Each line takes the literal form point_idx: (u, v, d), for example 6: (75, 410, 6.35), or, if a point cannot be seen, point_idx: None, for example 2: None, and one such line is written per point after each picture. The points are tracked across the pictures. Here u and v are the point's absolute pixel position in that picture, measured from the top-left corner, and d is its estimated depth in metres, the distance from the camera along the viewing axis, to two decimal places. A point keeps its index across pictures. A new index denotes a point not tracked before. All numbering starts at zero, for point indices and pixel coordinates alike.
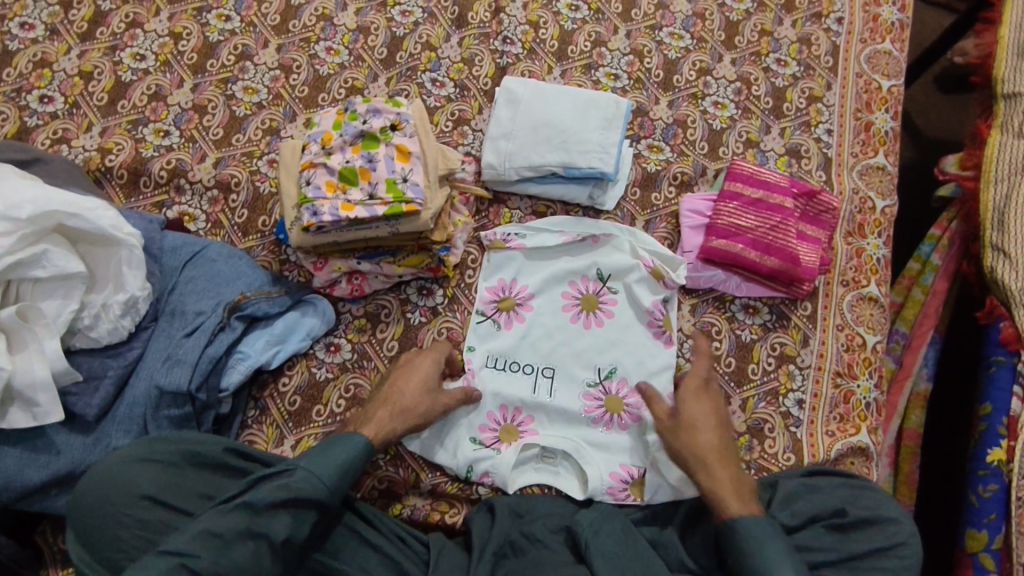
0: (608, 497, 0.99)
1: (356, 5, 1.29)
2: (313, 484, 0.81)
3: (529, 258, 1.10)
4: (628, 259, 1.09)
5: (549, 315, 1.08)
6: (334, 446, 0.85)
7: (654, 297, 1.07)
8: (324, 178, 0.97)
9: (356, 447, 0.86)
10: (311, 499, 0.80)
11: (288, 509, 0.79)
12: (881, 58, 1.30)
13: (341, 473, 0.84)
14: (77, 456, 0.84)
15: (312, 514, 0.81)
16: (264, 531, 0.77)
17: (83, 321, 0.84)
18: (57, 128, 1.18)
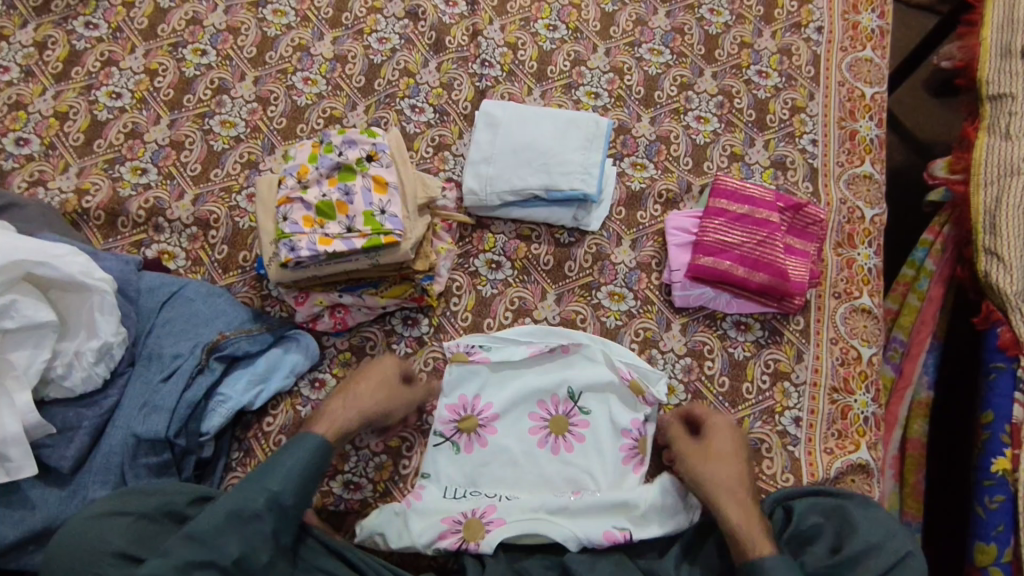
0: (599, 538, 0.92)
1: (332, 34, 1.28)
2: (263, 497, 0.80)
3: (494, 372, 1.04)
4: (603, 372, 1.04)
5: (516, 435, 1.02)
6: (289, 452, 0.84)
7: (630, 417, 1.02)
8: (302, 213, 0.96)
9: (310, 449, 0.85)
10: (262, 513, 0.80)
11: (241, 526, 0.79)
12: (862, 65, 1.29)
13: (295, 478, 0.83)
14: (54, 510, 0.82)
15: (268, 526, 0.80)
16: (216, 554, 0.76)
17: (56, 371, 0.82)
18: (33, 170, 1.17)
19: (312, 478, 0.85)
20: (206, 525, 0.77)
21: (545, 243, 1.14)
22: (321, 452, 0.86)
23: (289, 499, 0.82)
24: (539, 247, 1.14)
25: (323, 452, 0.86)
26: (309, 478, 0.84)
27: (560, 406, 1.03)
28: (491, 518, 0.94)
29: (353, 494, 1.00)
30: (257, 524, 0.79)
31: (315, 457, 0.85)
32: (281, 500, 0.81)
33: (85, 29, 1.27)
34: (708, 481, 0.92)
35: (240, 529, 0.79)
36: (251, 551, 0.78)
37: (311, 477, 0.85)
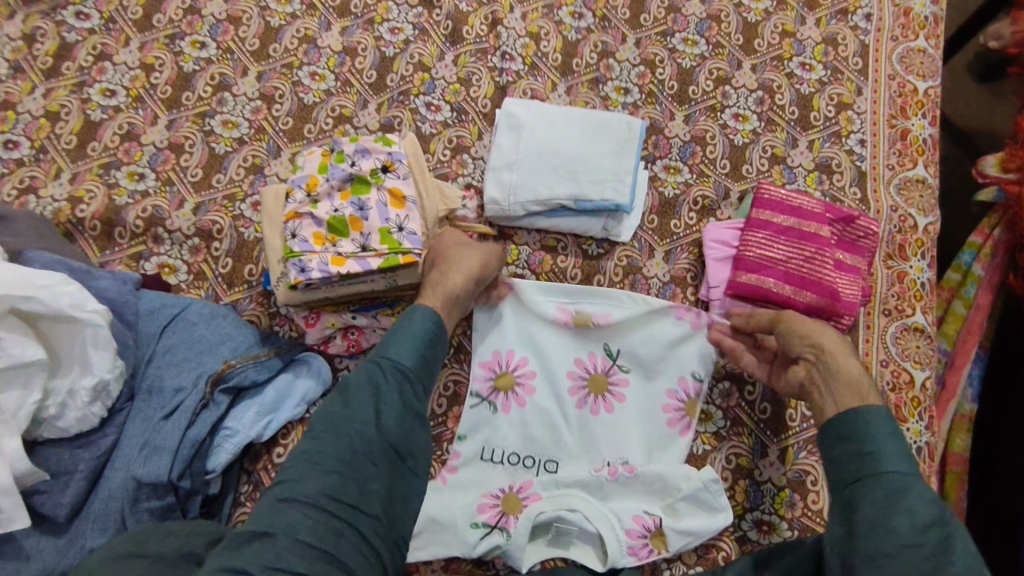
0: (631, 559, 0.90)
1: (340, 23, 1.19)
2: (383, 368, 0.78)
3: (532, 328, 1.03)
4: (648, 339, 1.01)
5: (553, 389, 1.00)
6: (400, 325, 0.81)
7: (675, 378, 1.00)
8: (312, 230, 0.88)
9: (420, 319, 0.82)
10: (384, 379, 0.77)
11: (374, 396, 0.76)
12: (915, 57, 1.18)
13: (413, 346, 0.80)
14: (50, 561, 0.75)
15: (397, 394, 0.77)
16: (354, 422, 0.74)
17: (48, 411, 0.75)
18: (24, 177, 1.09)
19: (431, 350, 0.81)
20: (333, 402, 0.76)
21: (572, 255, 1.07)
22: (434, 324, 0.82)
23: (410, 365, 0.79)
24: (566, 259, 1.06)
25: (436, 321, 0.82)
26: (425, 346, 0.80)
27: (596, 363, 1.01)
28: (529, 493, 0.93)
29: None
30: (384, 391, 0.76)
31: (425, 325, 0.82)
32: (403, 369, 0.78)
33: (75, 20, 1.18)
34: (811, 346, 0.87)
35: (373, 397, 0.76)
36: (387, 416, 0.75)
37: (427, 347, 0.81)
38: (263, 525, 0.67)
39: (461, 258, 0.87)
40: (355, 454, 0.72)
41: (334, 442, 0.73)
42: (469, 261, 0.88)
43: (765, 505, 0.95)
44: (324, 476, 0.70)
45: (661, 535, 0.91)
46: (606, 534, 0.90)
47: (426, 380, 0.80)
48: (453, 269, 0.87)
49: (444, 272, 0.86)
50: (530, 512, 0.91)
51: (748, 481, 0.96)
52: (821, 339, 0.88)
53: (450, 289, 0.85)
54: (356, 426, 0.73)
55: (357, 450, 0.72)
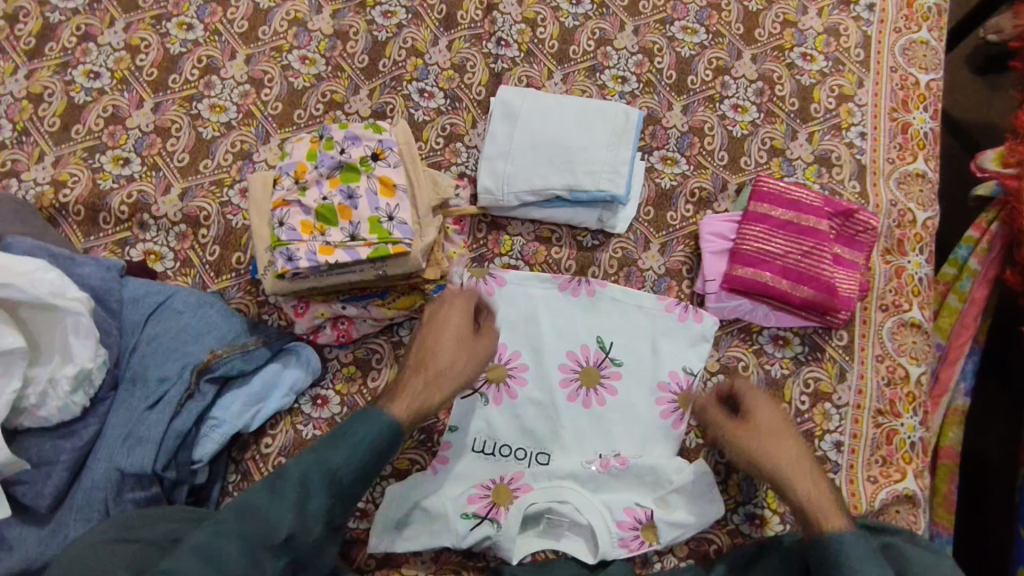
0: (622, 550, 0.90)
1: (331, 6, 1.16)
2: (319, 475, 0.76)
3: (521, 320, 1.01)
4: (637, 332, 1.01)
5: (545, 382, 0.98)
6: (355, 429, 0.78)
7: (667, 370, 0.99)
8: (300, 218, 0.86)
9: (376, 432, 0.78)
10: (316, 488, 0.76)
11: (298, 505, 0.75)
12: (917, 49, 1.17)
13: (358, 458, 0.77)
14: (32, 552, 0.74)
15: (322, 506, 0.76)
16: (264, 531, 0.73)
17: (28, 401, 0.73)
18: (6, 160, 1.06)
19: (376, 462, 0.79)
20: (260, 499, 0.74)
21: (566, 247, 1.05)
22: (389, 433, 0.79)
23: (347, 479, 0.77)
24: (560, 251, 1.05)
25: (392, 437, 0.79)
26: (371, 462, 0.78)
27: (591, 353, 1.00)
28: (519, 484, 0.92)
29: (360, 522, 0.92)
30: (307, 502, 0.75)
31: (378, 437, 0.79)
32: (338, 478, 0.77)
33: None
34: (778, 462, 0.85)
35: (297, 505, 0.75)
36: (301, 531, 0.74)
37: (373, 458, 0.78)
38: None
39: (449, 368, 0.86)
40: (254, 558, 0.72)
41: (236, 543, 0.71)
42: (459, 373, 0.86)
43: (758, 499, 0.94)
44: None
45: (652, 526, 0.91)
46: (596, 525, 0.90)
47: (362, 490, 0.79)
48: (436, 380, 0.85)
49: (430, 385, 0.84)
50: (522, 503, 0.90)
51: (742, 475, 0.95)
52: (771, 455, 0.85)
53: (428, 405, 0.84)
54: (265, 540, 0.72)
55: (258, 563, 0.71)
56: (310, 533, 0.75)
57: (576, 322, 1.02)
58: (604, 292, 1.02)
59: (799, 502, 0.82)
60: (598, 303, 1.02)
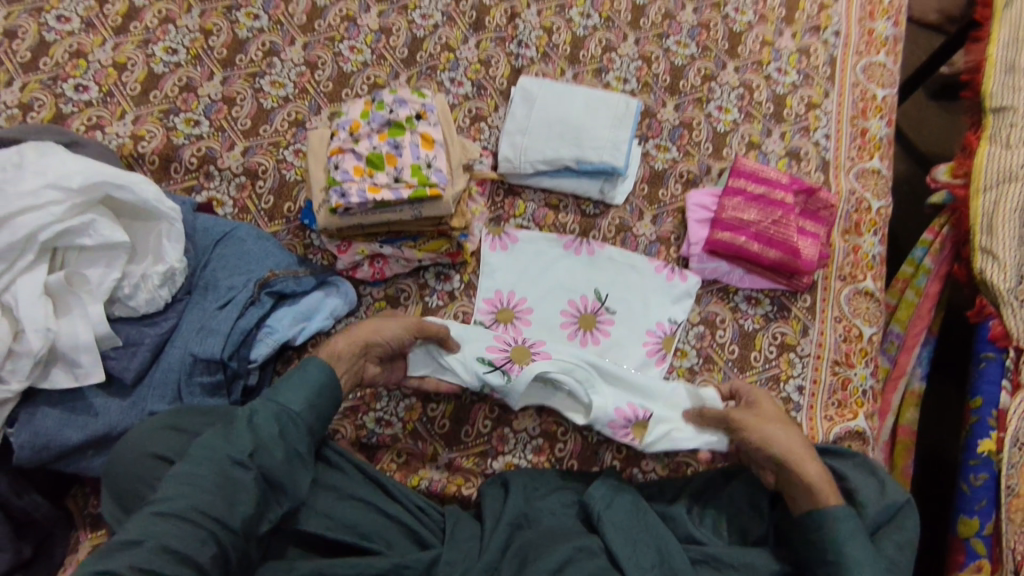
0: (608, 430, 1.03)
1: (378, 7, 1.36)
2: (272, 407, 0.84)
3: (529, 274, 1.16)
4: (629, 287, 1.17)
5: (548, 324, 1.14)
6: (295, 372, 0.88)
7: (655, 320, 1.15)
8: (352, 163, 1.02)
9: (315, 370, 0.88)
10: (266, 417, 0.82)
11: (252, 431, 0.81)
12: (875, 69, 1.37)
13: (303, 393, 0.86)
14: (115, 418, 0.88)
15: (275, 432, 0.82)
16: (229, 451, 0.79)
17: (123, 290, 0.88)
18: (92, 115, 1.23)
19: (319, 400, 0.87)
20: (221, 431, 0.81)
21: (572, 213, 1.22)
22: (325, 373, 0.89)
23: (296, 410, 0.85)
24: (566, 216, 1.21)
25: (329, 374, 0.89)
26: (313, 394, 0.87)
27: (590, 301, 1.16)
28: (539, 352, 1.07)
29: (384, 429, 1.06)
30: (261, 427, 0.81)
31: (319, 378, 0.88)
32: (287, 411, 0.84)
33: None
34: (785, 447, 0.92)
35: (250, 429, 0.81)
36: (263, 451, 0.80)
37: (316, 396, 0.87)
38: (135, 533, 0.71)
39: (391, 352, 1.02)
40: (227, 475, 0.77)
41: (207, 466, 0.77)
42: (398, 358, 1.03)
43: None
44: (197, 492, 0.75)
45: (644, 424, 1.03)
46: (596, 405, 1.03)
47: (311, 426, 0.86)
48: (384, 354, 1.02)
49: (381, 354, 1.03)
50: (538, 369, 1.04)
51: None
52: (775, 447, 0.92)
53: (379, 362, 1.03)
54: (230, 453, 0.78)
55: (228, 477, 0.77)
56: (274, 453, 0.81)
57: (577, 276, 1.17)
58: (602, 253, 1.18)
59: (807, 480, 0.90)
60: (596, 261, 1.18)
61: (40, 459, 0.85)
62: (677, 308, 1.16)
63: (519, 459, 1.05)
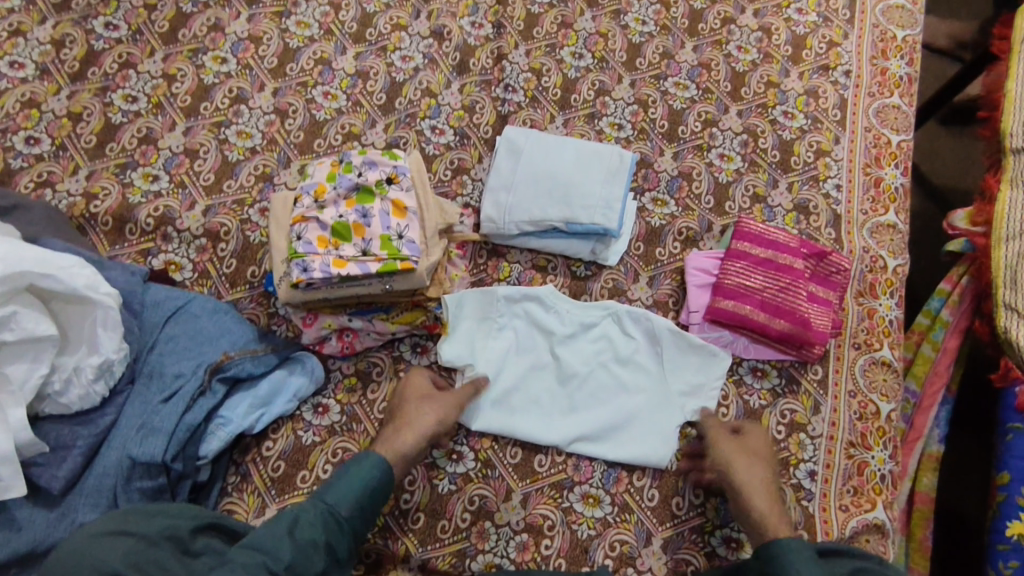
0: (668, 388, 1.04)
1: (355, 49, 1.27)
2: (321, 508, 0.82)
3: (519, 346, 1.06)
4: (628, 357, 1.05)
5: (545, 412, 1.03)
6: (348, 468, 0.87)
7: (661, 396, 1.04)
8: (316, 233, 0.93)
9: (368, 465, 0.87)
10: (312, 520, 0.80)
11: (294, 535, 0.78)
12: (889, 112, 1.26)
13: (354, 492, 0.85)
14: (40, 533, 0.78)
15: (319, 537, 0.80)
16: (267, 558, 0.75)
17: (53, 386, 0.79)
18: (42, 171, 1.14)
19: (367, 502, 0.86)
20: (263, 533, 0.77)
21: (561, 275, 1.12)
22: (381, 473, 0.88)
23: (344, 513, 0.83)
24: (555, 279, 1.12)
25: (384, 475, 0.87)
26: (364, 494, 0.85)
27: (593, 383, 1.04)
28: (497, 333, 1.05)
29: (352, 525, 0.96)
30: (307, 534, 0.79)
31: (371, 478, 0.87)
32: (335, 515, 0.82)
33: (105, 30, 1.26)
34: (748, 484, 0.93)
35: (291, 534, 0.78)
36: (304, 559, 0.77)
37: (366, 496, 0.86)
38: None
39: (416, 409, 0.95)
40: None
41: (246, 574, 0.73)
42: (425, 419, 0.94)
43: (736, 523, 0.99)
44: None
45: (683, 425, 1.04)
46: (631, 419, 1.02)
47: (356, 530, 0.84)
48: (400, 428, 0.93)
49: (396, 433, 0.93)
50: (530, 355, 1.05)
51: (720, 500, 1.00)
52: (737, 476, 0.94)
53: (404, 452, 0.92)
54: (268, 563, 0.74)
55: None
56: (315, 564, 0.78)
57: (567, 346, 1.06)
58: (597, 319, 1.06)
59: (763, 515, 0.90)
60: (591, 329, 1.06)
61: None
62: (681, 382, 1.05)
63: (500, 558, 0.96)
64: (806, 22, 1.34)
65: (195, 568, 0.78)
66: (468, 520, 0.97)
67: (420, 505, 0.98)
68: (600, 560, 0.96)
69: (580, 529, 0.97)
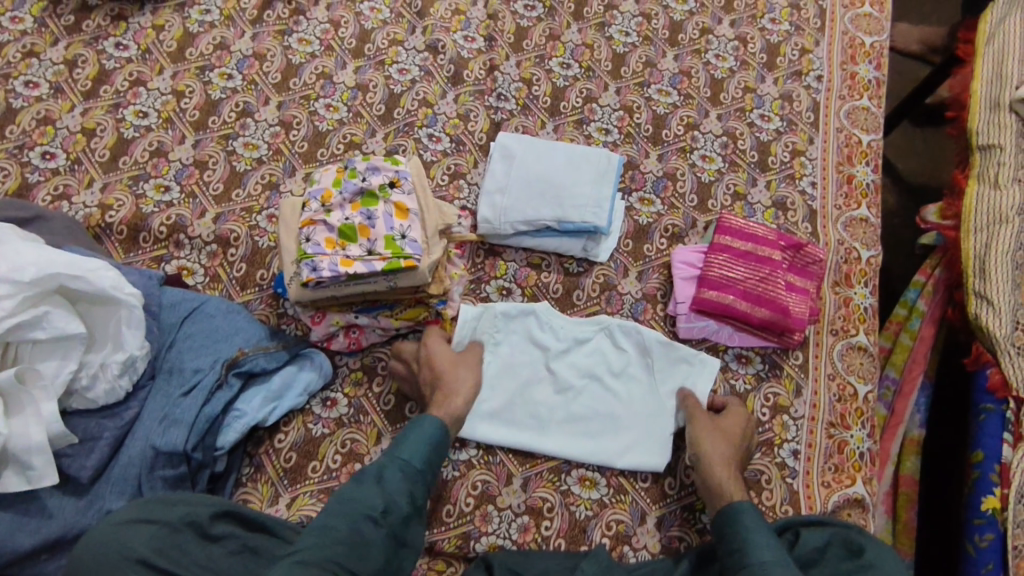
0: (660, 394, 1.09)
1: (354, 64, 1.33)
2: (396, 465, 0.90)
3: (515, 359, 1.11)
4: (619, 366, 1.10)
5: (542, 425, 1.07)
6: (411, 430, 0.95)
7: (654, 401, 1.09)
8: (324, 235, 0.99)
9: (429, 427, 0.95)
10: (393, 475, 0.89)
11: (380, 486, 0.88)
12: (860, 114, 1.34)
13: (422, 448, 0.93)
14: (70, 520, 0.84)
15: (401, 488, 0.89)
16: (363, 506, 0.85)
17: (81, 382, 0.85)
18: (59, 184, 1.20)
19: (435, 455, 0.94)
20: (353, 487, 0.87)
21: (555, 272, 1.18)
22: (440, 432, 0.96)
23: (418, 466, 0.91)
24: (549, 276, 1.18)
25: (442, 433, 0.96)
26: (431, 449, 0.93)
27: (588, 394, 1.09)
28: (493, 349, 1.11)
29: None
30: (389, 486, 0.88)
31: (433, 436, 0.95)
32: (410, 468, 0.91)
33: (114, 50, 1.32)
34: (713, 456, 0.99)
35: (379, 485, 0.88)
36: (392, 507, 0.86)
37: (433, 453, 0.94)
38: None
39: (449, 374, 1.02)
40: (357, 528, 0.83)
41: (343, 519, 0.83)
42: (464, 383, 1.02)
43: None
44: (333, 546, 0.80)
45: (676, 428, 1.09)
46: (627, 424, 1.07)
47: (430, 480, 0.92)
48: (446, 391, 1.00)
49: (446, 398, 1.00)
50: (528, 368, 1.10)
51: None
52: (703, 449, 1.00)
53: (454, 411, 0.99)
54: (364, 509, 0.84)
55: (363, 530, 0.83)
56: (401, 509, 0.87)
57: (562, 358, 1.10)
58: (590, 332, 1.11)
59: (715, 482, 0.97)
60: (585, 342, 1.11)
61: None
62: (671, 388, 1.10)
63: (503, 539, 1.01)
64: (779, 30, 1.42)
65: (214, 552, 0.82)
66: (471, 505, 1.03)
67: None
68: (597, 538, 1.02)
69: (578, 509, 1.03)
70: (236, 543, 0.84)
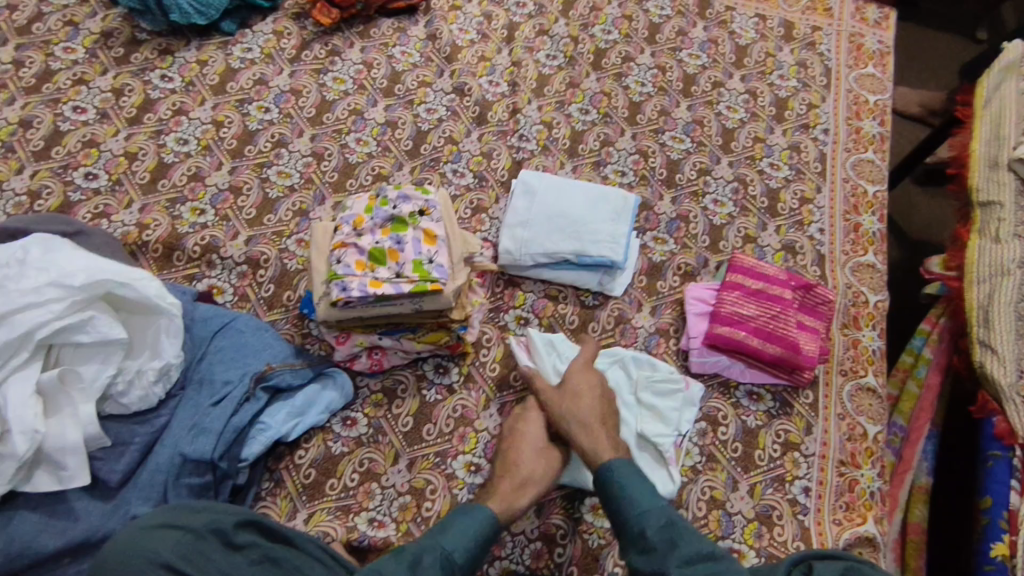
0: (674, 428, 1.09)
1: (385, 102, 1.41)
2: (437, 555, 0.86)
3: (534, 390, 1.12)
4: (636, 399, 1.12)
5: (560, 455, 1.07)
6: (461, 516, 0.90)
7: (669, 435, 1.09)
8: (355, 258, 1.03)
9: (479, 517, 0.90)
10: (431, 565, 0.85)
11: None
12: (865, 166, 1.40)
13: (468, 540, 0.88)
14: (96, 523, 0.85)
15: None
16: None
17: (117, 387, 0.88)
18: (99, 204, 1.25)
19: (479, 549, 0.89)
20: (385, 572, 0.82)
21: (571, 304, 1.22)
22: (491, 524, 0.91)
23: (458, 559, 0.87)
24: (566, 307, 1.22)
25: (492, 524, 0.91)
26: (477, 544, 0.88)
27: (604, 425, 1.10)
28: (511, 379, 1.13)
29: (377, 531, 0.98)
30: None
31: (481, 521, 0.90)
32: (450, 560, 0.86)
33: (160, 81, 1.40)
34: (576, 417, 1.02)
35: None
36: None
37: (478, 545, 0.89)
38: None
39: (531, 467, 0.99)
40: None
41: None
42: (539, 479, 0.98)
43: (736, 534, 1.05)
44: None
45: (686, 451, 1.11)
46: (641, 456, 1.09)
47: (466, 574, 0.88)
48: (522, 486, 0.97)
49: (517, 490, 0.96)
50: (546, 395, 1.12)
51: (722, 511, 1.07)
52: (565, 413, 1.03)
53: (516, 508, 0.95)
54: None
55: None
56: None
57: None
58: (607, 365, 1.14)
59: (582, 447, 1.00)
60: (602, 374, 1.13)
61: (11, 567, 0.82)
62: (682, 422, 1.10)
63: (516, 565, 1.01)
64: (787, 86, 1.50)
65: (237, 561, 0.81)
66: None
67: (441, 514, 1.01)
68: (611, 567, 1.02)
69: (590, 538, 1.04)
70: (258, 553, 0.83)
